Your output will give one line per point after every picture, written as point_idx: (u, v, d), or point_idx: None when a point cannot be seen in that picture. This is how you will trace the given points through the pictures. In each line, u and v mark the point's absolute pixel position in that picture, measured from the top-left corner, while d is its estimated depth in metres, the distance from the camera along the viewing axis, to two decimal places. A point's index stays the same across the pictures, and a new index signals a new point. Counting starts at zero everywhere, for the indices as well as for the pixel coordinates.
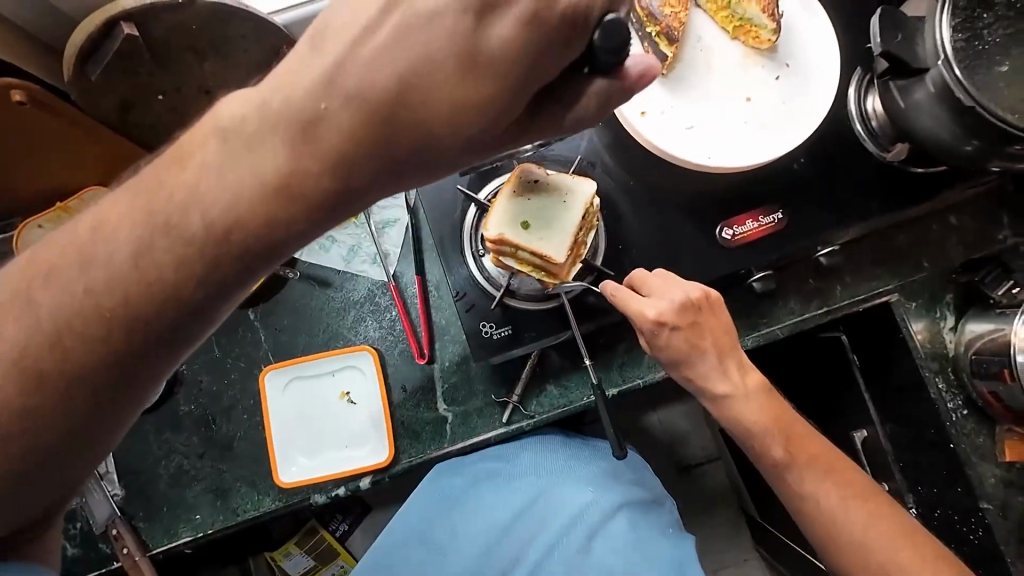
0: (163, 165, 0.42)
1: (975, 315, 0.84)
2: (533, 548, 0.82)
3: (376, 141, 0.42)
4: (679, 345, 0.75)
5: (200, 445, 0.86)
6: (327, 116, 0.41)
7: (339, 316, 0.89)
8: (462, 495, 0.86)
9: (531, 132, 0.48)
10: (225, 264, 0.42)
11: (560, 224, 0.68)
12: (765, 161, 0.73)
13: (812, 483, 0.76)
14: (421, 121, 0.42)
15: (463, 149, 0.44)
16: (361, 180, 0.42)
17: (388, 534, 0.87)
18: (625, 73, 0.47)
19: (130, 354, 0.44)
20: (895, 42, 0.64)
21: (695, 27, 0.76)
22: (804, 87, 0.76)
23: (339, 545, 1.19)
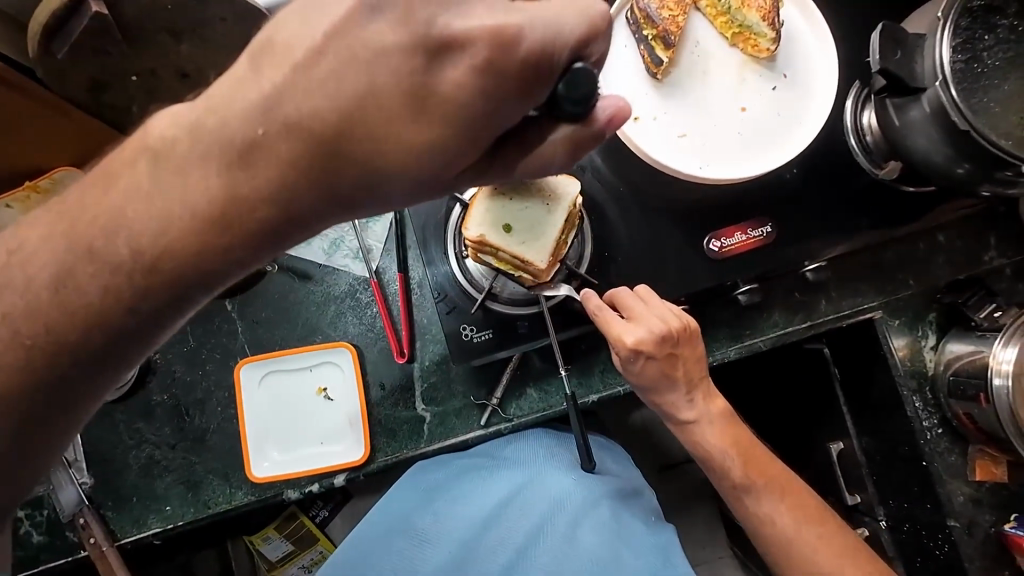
0: (89, 187, 0.41)
1: (956, 336, 0.85)
2: (519, 541, 0.78)
3: (322, 171, 0.40)
4: (652, 374, 0.75)
5: (172, 436, 0.85)
6: (263, 144, 0.39)
7: (319, 311, 0.88)
8: (446, 485, 0.83)
9: (489, 173, 0.46)
10: (158, 290, 0.41)
11: (542, 226, 0.66)
12: (756, 175, 0.71)
13: (763, 504, 0.77)
14: (365, 157, 0.40)
15: (411, 191, 0.43)
16: (305, 211, 0.42)
17: (365, 524, 0.81)
18: (593, 117, 0.44)
19: (85, 364, 0.43)
20: (894, 59, 0.62)
21: (692, 32, 0.74)
22: (800, 99, 0.74)
23: (318, 531, 1.19)
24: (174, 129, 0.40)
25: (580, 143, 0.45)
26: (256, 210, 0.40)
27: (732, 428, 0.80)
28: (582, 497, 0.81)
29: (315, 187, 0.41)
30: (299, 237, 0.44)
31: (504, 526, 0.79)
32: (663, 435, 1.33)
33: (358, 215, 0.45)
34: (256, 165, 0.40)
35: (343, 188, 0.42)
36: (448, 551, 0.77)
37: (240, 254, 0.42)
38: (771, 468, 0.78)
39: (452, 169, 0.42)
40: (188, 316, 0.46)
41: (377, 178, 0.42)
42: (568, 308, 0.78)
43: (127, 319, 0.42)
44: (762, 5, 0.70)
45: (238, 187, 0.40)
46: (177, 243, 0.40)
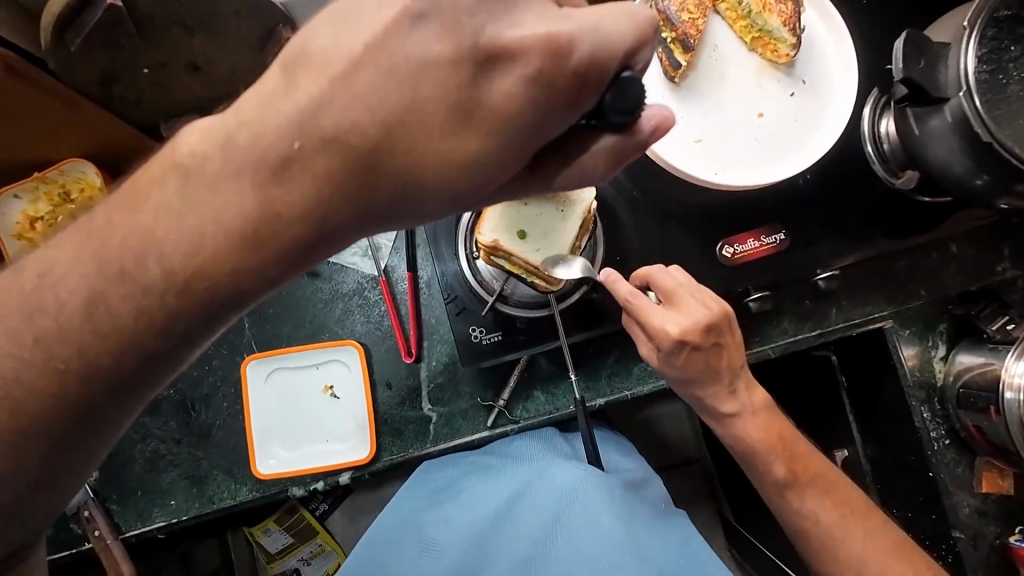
0: (119, 204, 0.41)
1: (967, 347, 0.85)
2: (531, 537, 0.71)
3: (361, 187, 0.40)
4: (698, 365, 0.73)
5: (177, 431, 0.85)
6: (298, 159, 0.39)
7: (326, 308, 0.87)
8: (454, 485, 0.80)
9: (530, 185, 0.45)
10: (188, 310, 0.41)
11: (556, 234, 0.66)
12: (773, 182, 0.70)
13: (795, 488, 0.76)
14: (404, 171, 0.40)
15: (449, 205, 0.42)
16: (332, 224, 0.41)
17: (376, 530, 0.78)
18: (639, 127, 0.43)
19: (119, 387, 0.43)
20: (917, 68, 0.61)
21: (712, 35, 0.72)
22: (818, 105, 0.73)
23: (318, 525, 1.20)
24: (202, 134, 0.40)
25: (622, 157, 0.44)
26: (288, 227, 0.40)
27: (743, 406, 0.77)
28: (594, 478, 0.74)
29: (351, 200, 0.40)
30: (326, 253, 0.43)
31: (515, 521, 0.74)
32: (664, 436, 1.33)
33: (387, 229, 0.44)
34: (290, 178, 0.39)
35: (378, 201, 0.41)
36: (457, 553, 0.71)
37: (270, 271, 0.41)
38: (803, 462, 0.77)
39: (494, 182, 0.41)
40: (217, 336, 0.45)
41: (411, 192, 0.41)
42: (580, 312, 0.78)
43: (158, 340, 0.42)
44: (783, 10, 0.69)
45: (270, 201, 0.39)
46: (210, 262, 0.40)
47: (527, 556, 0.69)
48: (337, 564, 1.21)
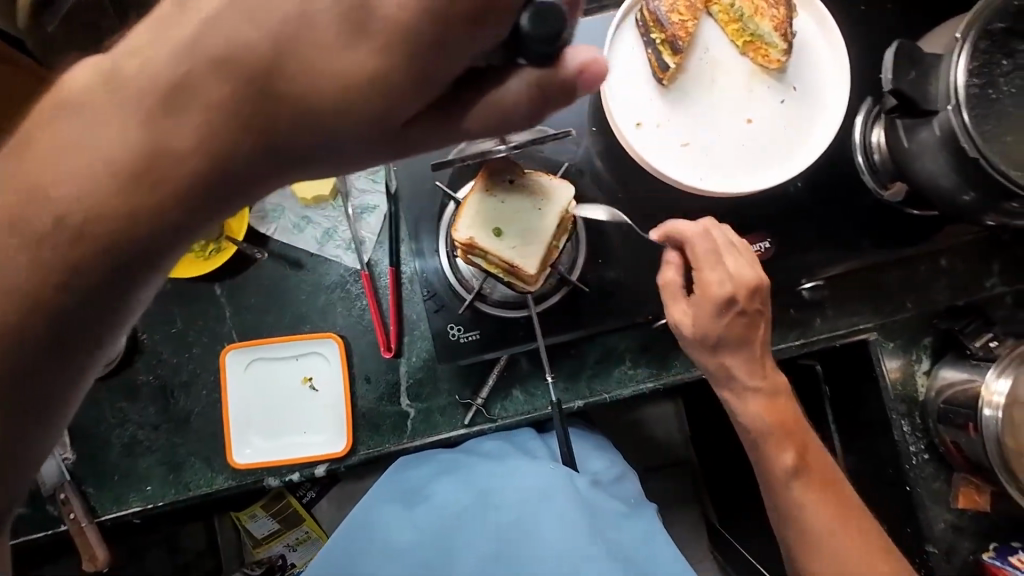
0: (9, 154, 0.40)
1: (950, 362, 0.84)
2: (499, 538, 0.71)
3: (257, 117, 0.40)
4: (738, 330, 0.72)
5: (156, 417, 0.85)
6: (189, 86, 0.38)
7: (308, 300, 0.87)
8: (420, 489, 0.78)
9: (446, 126, 0.44)
10: (91, 263, 0.41)
11: (532, 230, 0.64)
12: (758, 190, 0.69)
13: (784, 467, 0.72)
14: (302, 97, 0.39)
15: (355, 139, 0.42)
16: (239, 165, 0.41)
17: (340, 536, 0.75)
18: (562, 63, 0.41)
19: (50, 350, 0.44)
20: (907, 79, 0.60)
21: (703, 38, 0.71)
22: (809, 113, 0.72)
23: (305, 511, 1.18)
24: (98, 66, 0.39)
25: (546, 100, 0.43)
26: (185, 169, 0.39)
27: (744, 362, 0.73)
28: (562, 480, 0.74)
29: (247, 130, 0.40)
30: (239, 197, 0.43)
31: (483, 521, 0.73)
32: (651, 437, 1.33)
33: (298, 177, 0.44)
34: (188, 109, 0.39)
35: (282, 137, 0.41)
36: (425, 556, 0.71)
37: (175, 216, 0.41)
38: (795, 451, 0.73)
39: (396, 107, 0.41)
40: (144, 290, 0.46)
41: (315, 123, 0.40)
42: (558, 313, 0.77)
43: (71, 298, 0.42)
44: (776, 15, 0.68)
45: (169, 136, 0.39)
46: (102, 207, 0.39)
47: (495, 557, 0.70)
48: None
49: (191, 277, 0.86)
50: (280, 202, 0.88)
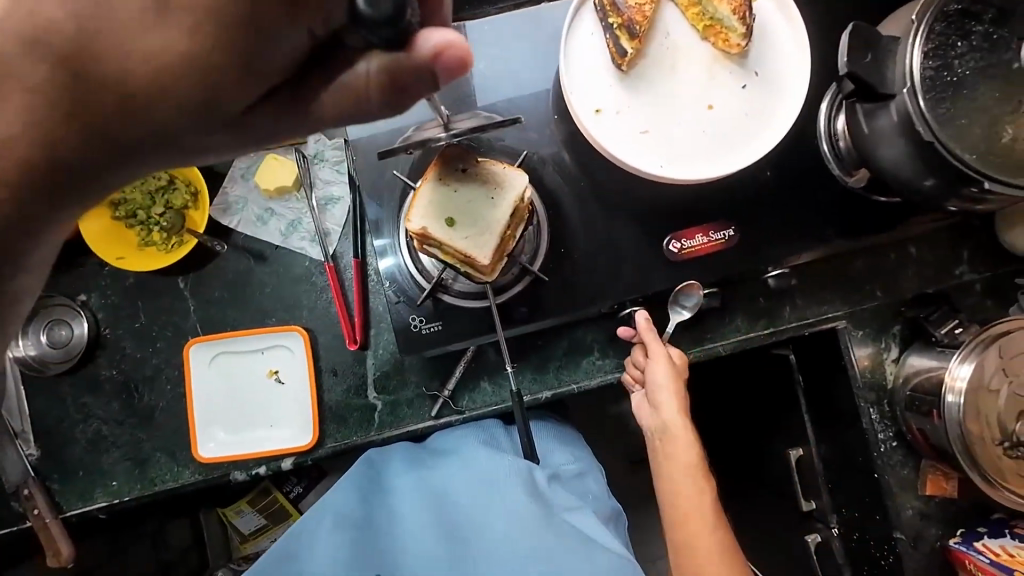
0: None
1: (918, 350, 0.84)
2: (452, 527, 0.68)
3: (76, 104, 0.40)
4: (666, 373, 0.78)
5: (120, 412, 0.84)
6: (4, 69, 0.39)
7: (273, 293, 0.86)
8: (380, 478, 0.75)
9: (294, 115, 0.45)
10: None
11: (486, 220, 0.64)
12: (718, 177, 0.69)
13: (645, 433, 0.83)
14: (117, 80, 0.40)
15: (188, 124, 0.43)
16: (74, 160, 0.42)
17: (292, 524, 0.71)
18: (415, 46, 0.43)
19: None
20: (863, 63, 0.59)
21: (663, 23, 0.70)
22: (772, 98, 0.71)
23: (290, 507, 1.18)
24: None
25: (401, 85, 0.44)
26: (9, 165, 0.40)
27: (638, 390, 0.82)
28: (521, 470, 0.73)
29: (71, 117, 0.40)
30: (90, 194, 0.45)
31: (436, 509, 0.70)
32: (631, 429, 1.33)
33: (142, 170, 0.45)
34: (4, 95, 0.39)
35: (109, 130, 0.41)
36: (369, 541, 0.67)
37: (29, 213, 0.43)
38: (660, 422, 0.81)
39: (222, 94, 0.42)
40: (28, 276, 0.49)
41: (140, 112, 0.41)
42: (522, 304, 0.77)
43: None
44: None
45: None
46: None
47: (444, 546, 0.66)
48: None
49: (153, 271, 0.85)
50: (243, 195, 0.87)
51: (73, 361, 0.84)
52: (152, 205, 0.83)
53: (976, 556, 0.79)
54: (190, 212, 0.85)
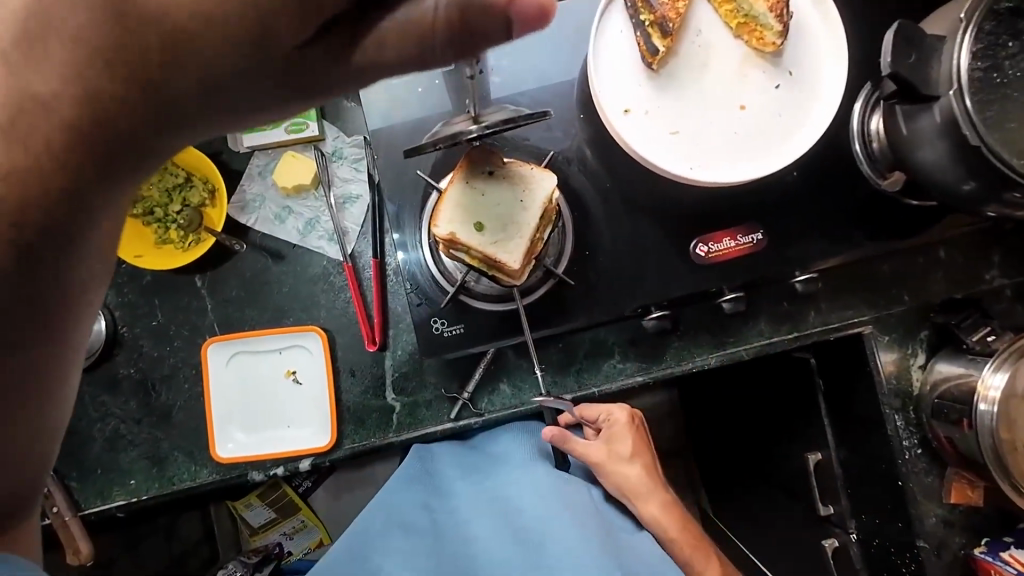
0: None
1: (946, 357, 0.82)
2: (517, 533, 0.72)
3: (114, 45, 0.38)
4: (624, 438, 0.81)
5: (138, 411, 0.84)
6: (49, 22, 0.37)
7: (291, 293, 0.85)
8: (450, 484, 0.80)
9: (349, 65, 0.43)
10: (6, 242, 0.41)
11: (516, 224, 0.63)
12: (749, 180, 0.67)
13: (648, 519, 0.77)
14: (157, 12, 0.37)
15: (237, 71, 0.41)
16: (121, 127, 0.41)
17: (362, 521, 0.74)
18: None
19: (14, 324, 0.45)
20: (907, 62, 0.57)
21: (694, 19, 0.68)
22: (806, 98, 0.69)
23: (300, 501, 1.18)
24: None
25: (471, 28, 0.42)
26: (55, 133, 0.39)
27: (609, 471, 0.79)
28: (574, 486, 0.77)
29: (111, 65, 0.38)
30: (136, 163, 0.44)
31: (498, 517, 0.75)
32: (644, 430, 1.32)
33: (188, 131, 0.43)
34: (49, 47, 0.37)
35: (159, 92, 0.40)
36: (447, 543, 0.73)
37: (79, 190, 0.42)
38: (658, 498, 0.78)
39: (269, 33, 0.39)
40: (91, 260, 0.48)
41: (184, 56, 0.39)
42: (545, 306, 0.75)
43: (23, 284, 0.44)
44: None
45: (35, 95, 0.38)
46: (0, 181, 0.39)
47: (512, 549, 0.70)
48: (320, 539, 1.21)
49: (170, 270, 0.84)
50: (261, 192, 0.86)
51: (90, 359, 0.83)
52: (169, 202, 0.83)
53: (1002, 567, 0.77)
54: (207, 210, 0.84)
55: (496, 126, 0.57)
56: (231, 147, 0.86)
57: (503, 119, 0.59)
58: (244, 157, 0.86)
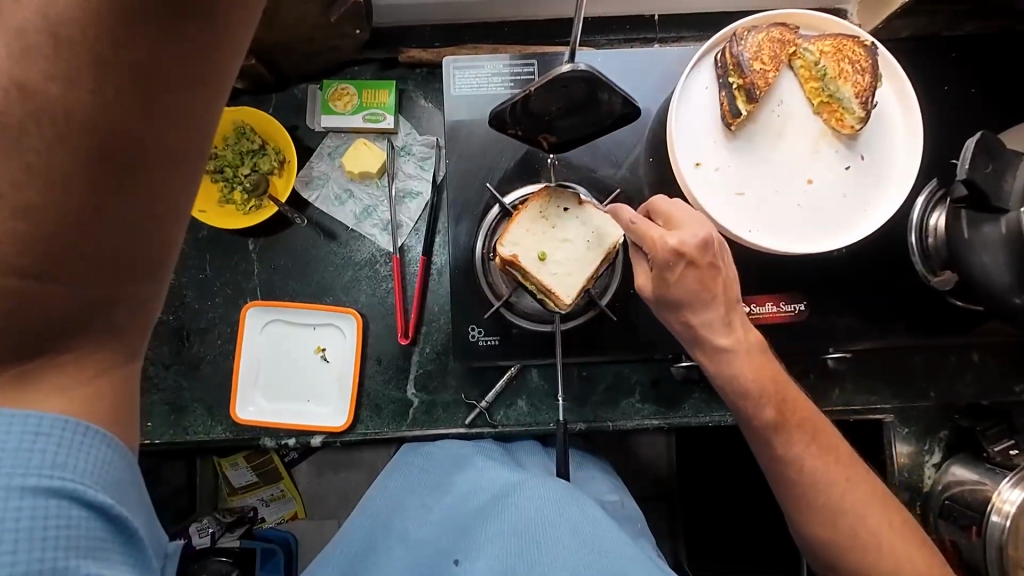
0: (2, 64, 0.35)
1: (962, 461, 0.82)
2: (516, 535, 0.59)
3: None
4: (692, 286, 0.62)
5: (168, 356, 0.86)
6: None
7: (336, 273, 0.88)
8: (445, 479, 0.71)
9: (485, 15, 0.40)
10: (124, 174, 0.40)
11: (580, 263, 0.69)
12: (805, 253, 0.68)
13: (839, 508, 0.62)
14: None
15: None
16: (130, 127, 0.38)
17: (352, 528, 0.68)
18: None
19: (68, 346, 0.42)
20: (983, 171, 0.59)
21: (779, 90, 0.70)
22: (873, 184, 0.70)
23: (284, 471, 1.19)
24: None
25: None
26: (54, 140, 0.37)
27: (849, 470, 0.64)
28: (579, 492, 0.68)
29: None
30: (169, 171, 0.41)
31: (488, 506, 0.64)
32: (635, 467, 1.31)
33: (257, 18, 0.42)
34: None
35: (141, 65, 0.37)
36: (438, 544, 0.61)
37: (110, 201, 0.39)
38: (848, 478, 0.63)
39: None
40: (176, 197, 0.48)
41: None
42: (581, 334, 0.78)
43: (76, 307, 0.41)
44: (859, 81, 0.67)
45: (32, 95, 0.36)
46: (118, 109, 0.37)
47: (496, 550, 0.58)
48: (295, 511, 1.21)
49: (228, 230, 0.87)
50: (327, 172, 0.89)
51: None
52: (240, 165, 0.85)
53: None
54: (273, 178, 0.87)
55: (555, 113, 0.66)
56: (308, 124, 0.90)
57: (573, 118, 0.67)
58: (318, 136, 0.90)
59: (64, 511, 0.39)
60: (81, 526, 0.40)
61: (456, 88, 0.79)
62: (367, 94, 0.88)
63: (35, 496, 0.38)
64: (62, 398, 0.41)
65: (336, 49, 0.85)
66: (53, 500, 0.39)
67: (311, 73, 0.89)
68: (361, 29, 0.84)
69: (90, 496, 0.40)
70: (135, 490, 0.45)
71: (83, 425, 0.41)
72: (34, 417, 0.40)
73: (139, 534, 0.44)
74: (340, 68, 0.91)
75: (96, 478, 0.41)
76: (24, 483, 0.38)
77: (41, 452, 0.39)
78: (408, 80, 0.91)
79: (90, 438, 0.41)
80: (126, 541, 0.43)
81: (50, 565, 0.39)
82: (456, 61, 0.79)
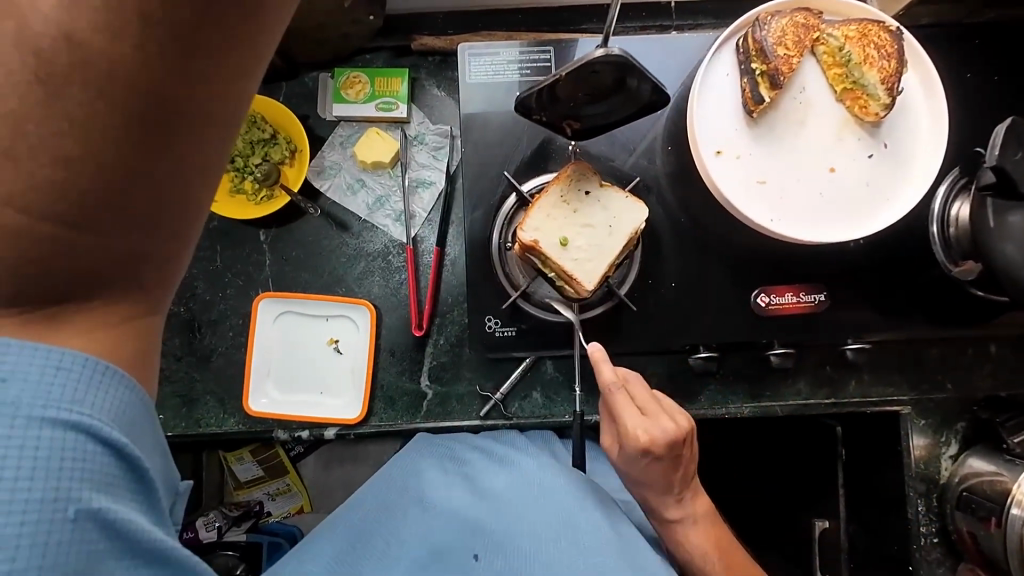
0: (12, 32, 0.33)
1: (980, 453, 0.81)
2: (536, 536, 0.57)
3: None
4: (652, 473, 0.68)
5: (179, 348, 0.85)
6: None
7: (348, 264, 0.87)
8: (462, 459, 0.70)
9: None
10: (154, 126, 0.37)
11: (601, 248, 0.68)
12: (827, 241, 0.67)
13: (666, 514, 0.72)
14: None
15: None
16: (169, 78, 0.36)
17: (354, 505, 0.65)
18: None
19: (89, 297, 0.40)
20: (1013, 158, 0.58)
21: (801, 76, 0.69)
22: (896, 171, 0.69)
23: (289, 465, 1.18)
24: None
25: None
26: (95, 95, 0.35)
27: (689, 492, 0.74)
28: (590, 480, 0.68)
29: None
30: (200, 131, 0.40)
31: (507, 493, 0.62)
32: None
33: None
34: None
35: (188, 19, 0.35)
36: (450, 530, 0.58)
37: (145, 158, 0.38)
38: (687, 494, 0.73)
39: None
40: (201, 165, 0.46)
41: None
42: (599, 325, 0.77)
43: (105, 258, 0.39)
44: (884, 67, 0.65)
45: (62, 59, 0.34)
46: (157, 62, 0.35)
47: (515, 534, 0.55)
48: (301, 505, 1.19)
49: (241, 220, 0.86)
50: (339, 161, 0.88)
51: None
52: (251, 154, 0.84)
53: None
54: (285, 167, 0.86)
55: (582, 99, 0.65)
56: (319, 113, 0.89)
57: (598, 105, 0.66)
58: (329, 125, 0.89)
59: (80, 445, 0.36)
60: (96, 461, 0.37)
61: (472, 75, 0.78)
62: (379, 82, 0.87)
63: (53, 428, 0.35)
64: (82, 342, 0.39)
65: (349, 36, 0.84)
66: (70, 434, 0.36)
67: (322, 61, 0.88)
68: (374, 14, 0.82)
69: (107, 435, 0.37)
70: (151, 434, 0.42)
71: (102, 364, 0.39)
72: (55, 353, 0.37)
73: (151, 475, 0.41)
74: (351, 56, 0.89)
75: (114, 416, 0.38)
76: (42, 414, 0.35)
77: (64, 386, 0.37)
78: (421, 68, 0.90)
79: (110, 378, 0.39)
80: (138, 480, 0.40)
81: (65, 493, 0.35)
82: (471, 48, 0.78)
